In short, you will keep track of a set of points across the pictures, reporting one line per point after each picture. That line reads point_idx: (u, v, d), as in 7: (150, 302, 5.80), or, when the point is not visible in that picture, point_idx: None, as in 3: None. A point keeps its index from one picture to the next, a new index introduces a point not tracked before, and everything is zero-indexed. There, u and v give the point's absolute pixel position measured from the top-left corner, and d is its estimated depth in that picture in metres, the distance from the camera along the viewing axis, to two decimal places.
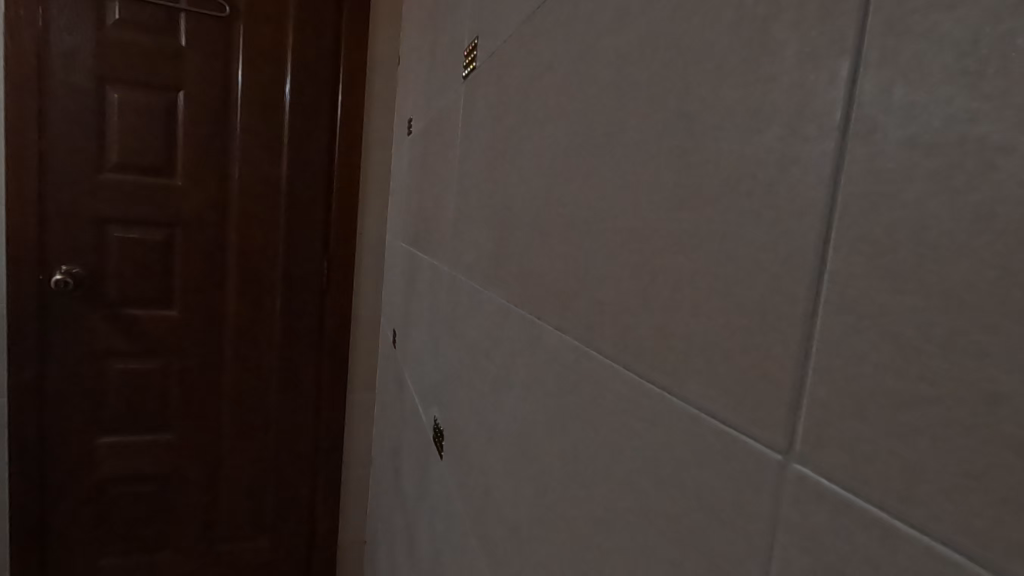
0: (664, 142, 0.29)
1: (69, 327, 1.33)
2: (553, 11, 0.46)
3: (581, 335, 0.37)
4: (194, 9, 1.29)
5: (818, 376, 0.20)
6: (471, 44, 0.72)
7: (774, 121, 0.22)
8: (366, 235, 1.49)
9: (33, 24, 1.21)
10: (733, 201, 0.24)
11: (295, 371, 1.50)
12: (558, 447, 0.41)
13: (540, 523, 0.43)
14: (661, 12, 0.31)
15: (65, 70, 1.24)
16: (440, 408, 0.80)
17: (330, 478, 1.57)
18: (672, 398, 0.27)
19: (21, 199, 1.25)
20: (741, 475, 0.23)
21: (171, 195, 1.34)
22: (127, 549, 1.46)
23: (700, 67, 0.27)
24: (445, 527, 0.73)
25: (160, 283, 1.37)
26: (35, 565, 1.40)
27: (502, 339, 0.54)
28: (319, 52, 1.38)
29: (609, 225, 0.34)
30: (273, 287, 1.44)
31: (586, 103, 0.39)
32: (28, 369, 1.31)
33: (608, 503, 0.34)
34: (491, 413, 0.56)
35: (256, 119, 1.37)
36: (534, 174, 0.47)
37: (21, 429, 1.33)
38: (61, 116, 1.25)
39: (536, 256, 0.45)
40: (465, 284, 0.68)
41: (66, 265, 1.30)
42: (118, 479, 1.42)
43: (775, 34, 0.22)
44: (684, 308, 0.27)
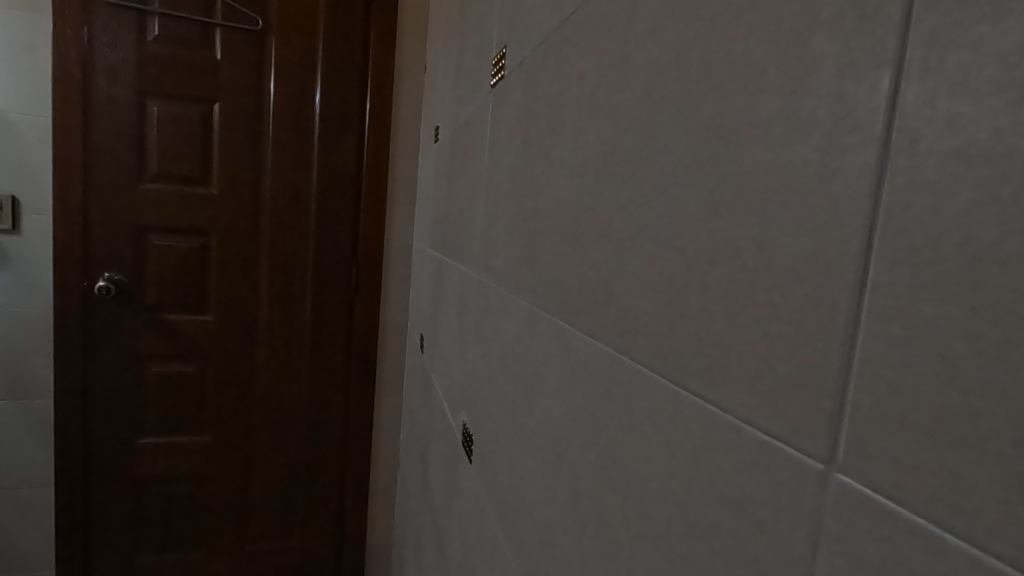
0: (699, 153, 0.29)
1: (110, 331, 1.38)
2: (583, 21, 0.46)
3: (614, 342, 0.38)
4: (228, 23, 1.33)
5: (860, 386, 0.20)
6: (500, 53, 0.73)
7: (813, 131, 0.22)
8: (394, 241, 1.52)
9: (78, 42, 1.27)
10: (771, 211, 0.24)
11: (325, 375, 1.53)
12: (591, 452, 0.41)
13: (572, 529, 0.44)
14: (694, 23, 0.31)
15: (108, 86, 1.30)
16: (469, 413, 0.81)
17: (358, 480, 1.59)
18: (709, 406, 0.28)
19: (68, 209, 1.31)
20: (780, 484, 0.23)
21: (206, 203, 1.38)
22: (164, 548, 1.50)
23: (735, 79, 0.27)
24: (475, 531, 0.74)
25: (197, 290, 1.41)
26: (79, 561, 1.46)
27: (532, 345, 0.55)
28: (349, 63, 1.41)
29: (643, 233, 0.34)
30: (304, 293, 1.47)
31: (618, 112, 0.39)
32: (73, 372, 1.37)
33: (643, 509, 0.34)
34: (522, 419, 0.57)
35: (288, 128, 1.40)
36: (565, 182, 0.47)
37: (66, 430, 1.39)
38: (104, 129, 1.31)
39: (567, 264, 0.46)
40: (495, 291, 0.69)
41: (109, 272, 1.36)
42: (156, 480, 1.47)
43: (813, 44, 0.22)
44: (720, 317, 0.27)
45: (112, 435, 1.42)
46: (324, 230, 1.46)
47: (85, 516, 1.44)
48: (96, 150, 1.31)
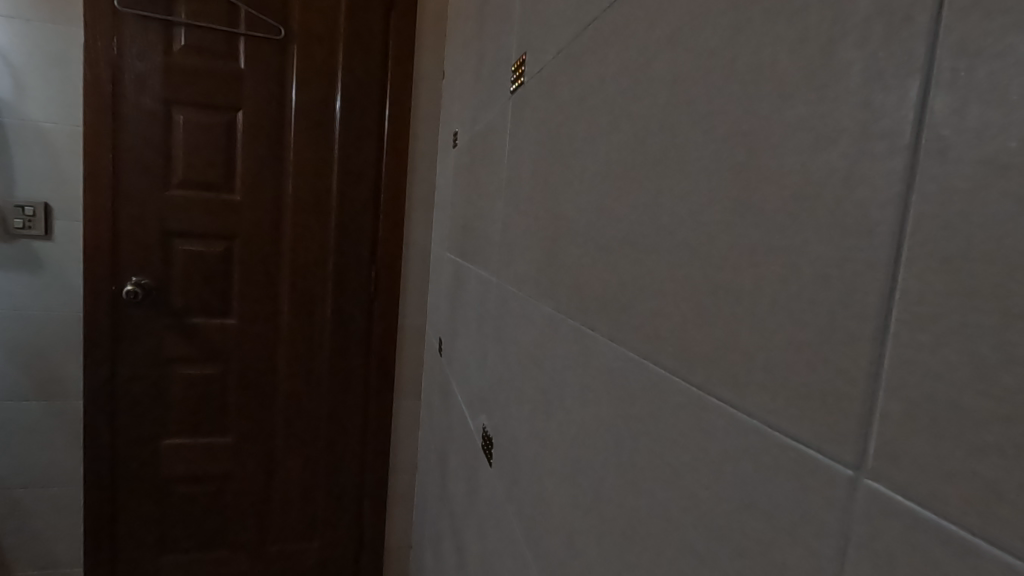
0: (724, 159, 0.30)
1: (138, 334, 1.42)
2: (604, 29, 0.47)
3: (638, 347, 0.38)
4: (252, 33, 1.36)
5: (890, 393, 0.20)
6: (520, 60, 0.74)
7: (840, 139, 0.22)
8: (412, 246, 1.53)
9: (109, 53, 1.31)
10: (798, 218, 0.24)
11: (345, 378, 1.54)
12: (613, 456, 0.41)
13: (594, 532, 0.44)
14: (718, 31, 0.31)
15: (137, 95, 1.33)
16: (488, 416, 0.81)
17: (377, 483, 1.60)
18: (735, 412, 0.28)
19: (98, 216, 1.35)
20: (808, 491, 0.23)
21: (231, 209, 1.41)
22: (189, 547, 1.53)
23: (760, 86, 0.27)
24: (495, 534, 0.74)
25: (221, 294, 1.44)
26: (107, 559, 1.49)
27: (554, 350, 0.55)
28: (368, 70, 1.43)
29: (666, 239, 0.35)
30: (324, 297, 1.49)
31: (640, 119, 0.39)
32: (101, 373, 1.41)
33: (666, 512, 0.34)
34: (543, 421, 0.57)
35: (309, 135, 1.43)
36: (587, 187, 0.48)
37: (95, 430, 1.43)
38: (133, 138, 1.35)
39: (589, 268, 0.46)
40: (515, 295, 0.69)
41: (136, 276, 1.39)
42: (181, 480, 1.50)
43: (840, 54, 0.23)
44: (745, 322, 0.27)
45: (139, 436, 1.46)
46: (344, 235, 1.48)
47: (113, 515, 1.48)
48: (125, 158, 1.35)
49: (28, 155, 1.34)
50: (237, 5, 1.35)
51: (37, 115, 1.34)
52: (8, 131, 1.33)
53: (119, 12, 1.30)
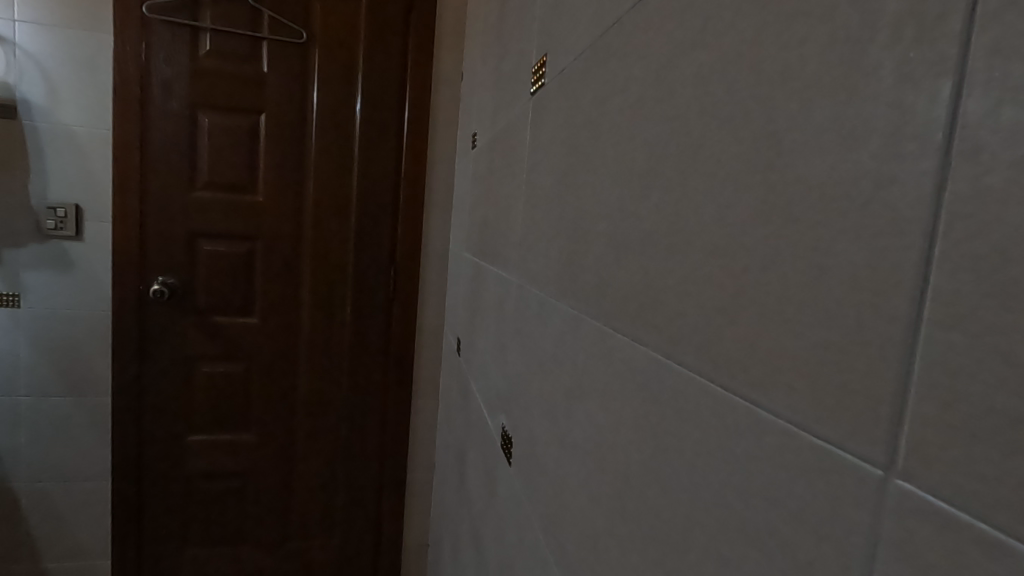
0: (749, 160, 0.30)
1: (164, 332, 1.45)
2: (626, 31, 0.47)
3: (661, 346, 0.38)
4: (274, 37, 1.39)
5: (921, 393, 0.20)
6: (540, 61, 0.74)
7: (869, 139, 0.22)
8: (431, 246, 1.54)
9: (137, 58, 1.34)
10: (827, 219, 0.24)
11: (364, 377, 1.56)
12: (636, 456, 0.41)
13: (615, 530, 0.44)
14: (743, 32, 0.31)
15: (164, 99, 1.36)
16: (508, 416, 0.82)
17: (396, 482, 1.61)
18: (762, 412, 0.28)
19: (126, 217, 1.38)
20: (837, 491, 0.23)
21: (253, 210, 1.44)
22: (212, 542, 1.56)
23: (787, 87, 0.27)
24: (515, 533, 0.75)
25: (244, 293, 1.47)
26: (134, 551, 1.53)
27: (574, 350, 0.55)
28: (388, 72, 1.45)
29: (690, 240, 0.35)
30: (344, 297, 1.51)
31: (663, 119, 0.40)
32: (129, 370, 1.45)
33: (690, 511, 0.34)
34: (563, 420, 0.58)
35: (330, 137, 1.45)
36: (608, 188, 0.48)
37: (123, 425, 1.46)
38: (160, 140, 1.38)
39: (611, 269, 0.47)
40: (535, 295, 0.70)
41: (162, 276, 1.42)
42: (205, 475, 1.53)
43: (870, 54, 0.22)
44: (772, 322, 0.27)
45: (165, 432, 1.49)
46: (364, 235, 1.50)
47: (139, 509, 1.51)
48: (153, 160, 1.38)
49: (59, 158, 1.38)
50: (260, 9, 1.38)
51: (68, 119, 1.37)
52: (41, 134, 1.37)
53: (146, 18, 1.33)
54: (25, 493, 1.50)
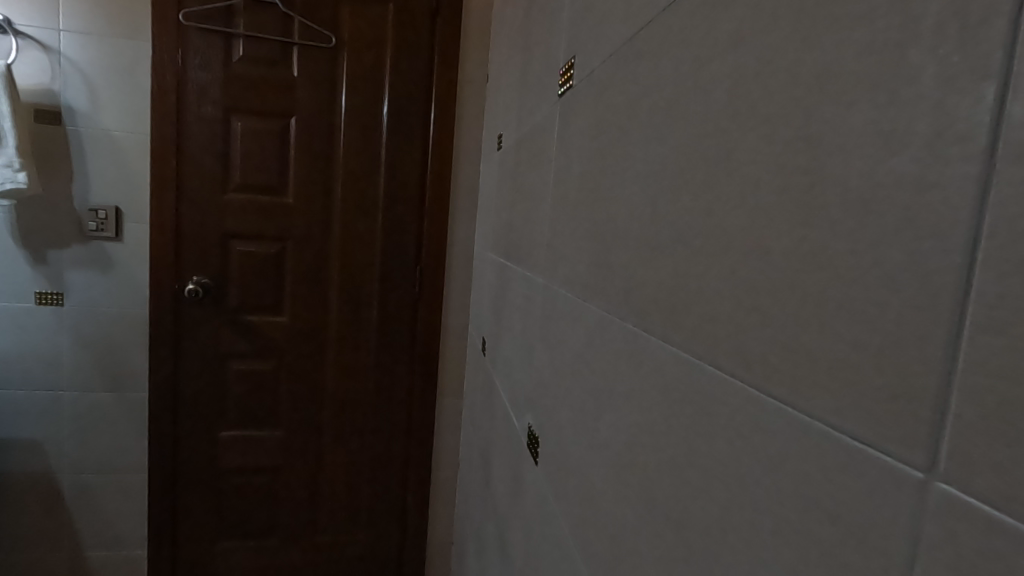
0: (785, 163, 0.30)
1: (198, 330, 1.49)
2: (657, 33, 0.47)
3: (692, 348, 0.38)
4: (305, 42, 1.42)
5: (964, 397, 0.20)
6: (567, 64, 0.75)
7: (911, 142, 0.22)
8: (455, 247, 1.56)
9: (173, 65, 1.38)
10: (866, 222, 0.24)
11: (390, 376, 1.59)
12: (667, 456, 0.41)
13: (645, 530, 0.45)
14: (779, 35, 0.31)
15: (198, 104, 1.40)
16: (534, 416, 0.82)
17: (421, 479, 1.64)
18: (797, 413, 0.28)
19: (163, 219, 1.43)
20: (876, 495, 0.23)
21: (283, 212, 1.47)
22: (243, 535, 1.60)
23: (824, 90, 0.27)
24: (542, 533, 0.75)
25: (274, 293, 1.51)
26: (168, 542, 1.57)
27: (603, 351, 0.56)
28: (414, 75, 1.47)
29: (723, 242, 0.35)
30: (371, 297, 1.54)
31: (695, 122, 0.40)
32: (165, 367, 1.49)
33: (723, 511, 0.34)
34: (591, 421, 0.58)
35: (358, 139, 1.47)
36: (639, 189, 0.49)
37: (159, 420, 1.51)
38: (195, 144, 1.42)
39: (641, 270, 0.47)
40: (562, 296, 0.70)
41: (197, 276, 1.47)
42: (236, 470, 1.57)
43: (912, 58, 0.22)
44: (808, 324, 0.27)
45: (199, 427, 1.54)
46: (390, 237, 1.52)
47: (174, 502, 1.56)
48: (187, 163, 1.42)
49: (101, 162, 1.43)
50: (291, 15, 1.41)
51: (110, 125, 1.43)
52: (84, 139, 1.42)
53: (183, 25, 1.38)
54: (68, 485, 1.55)
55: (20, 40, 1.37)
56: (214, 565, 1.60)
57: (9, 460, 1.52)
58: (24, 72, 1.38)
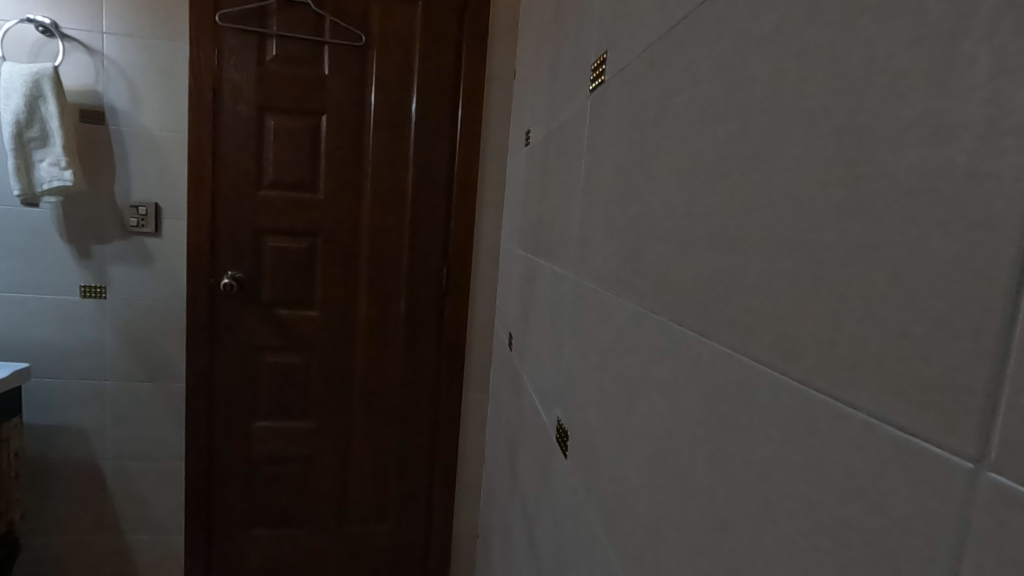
0: (829, 157, 0.30)
1: (233, 323, 1.54)
2: (693, 28, 0.47)
3: (731, 342, 0.39)
4: (336, 41, 1.45)
5: (1017, 388, 0.20)
6: (599, 59, 0.75)
7: (963, 134, 0.22)
8: (482, 243, 1.57)
9: (210, 65, 1.42)
10: (913, 214, 0.24)
11: (417, 369, 1.62)
12: (703, 449, 0.42)
13: (679, 522, 0.45)
14: (824, 28, 0.31)
15: (234, 103, 1.44)
16: (564, 410, 0.83)
17: (447, 472, 1.66)
18: (841, 405, 0.28)
19: (200, 215, 1.48)
20: (920, 485, 0.24)
21: (315, 208, 1.51)
22: (275, 523, 1.65)
23: (871, 82, 0.27)
24: (571, 525, 0.76)
25: (305, 287, 1.54)
26: (204, 528, 1.63)
27: (635, 344, 0.56)
28: (442, 72, 1.49)
29: (763, 235, 0.35)
30: (399, 291, 1.57)
31: (734, 116, 0.40)
32: (201, 358, 1.54)
33: (760, 502, 0.35)
34: (623, 414, 0.59)
35: (386, 136, 1.50)
36: (674, 185, 0.49)
37: (196, 409, 1.57)
38: (230, 143, 1.46)
39: (676, 265, 0.47)
40: (593, 290, 0.71)
41: (232, 271, 1.51)
42: (268, 460, 1.61)
43: (964, 48, 0.22)
44: (853, 316, 0.27)
45: (233, 417, 1.58)
46: (418, 232, 1.55)
47: (210, 489, 1.61)
48: (223, 161, 1.47)
49: (141, 160, 1.48)
50: (322, 14, 1.44)
51: (150, 124, 1.47)
52: (125, 138, 1.47)
53: (219, 26, 1.41)
54: (109, 472, 1.60)
55: (67, 43, 1.42)
56: (248, 551, 1.65)
57: (52, 447, 1.57)
58: (70, 74, 1.43)
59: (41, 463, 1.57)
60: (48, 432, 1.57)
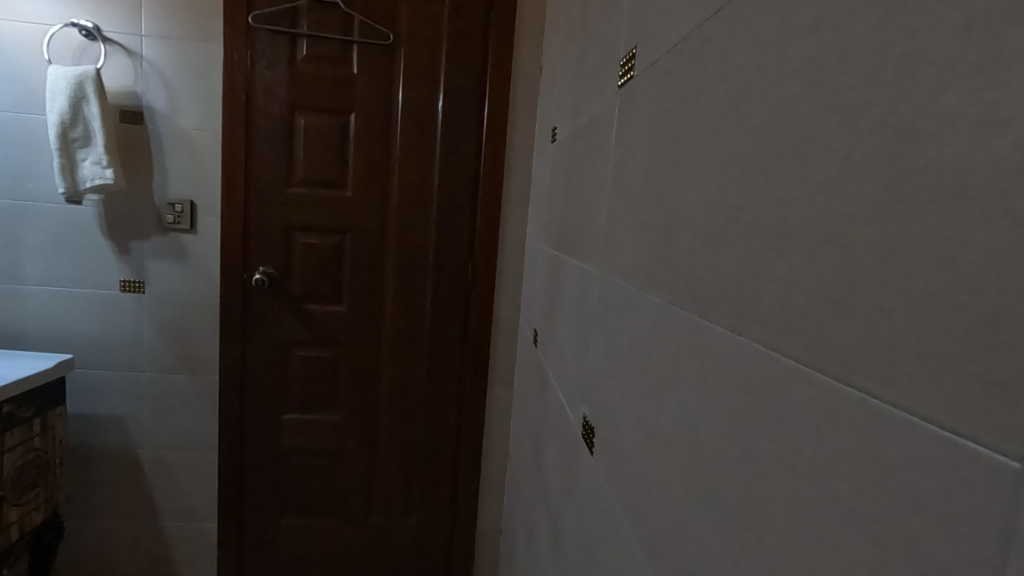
0: (869, 153, 0.29)
1: (264, 318, 1.57)
2: (727, 21, 0.47)
3: (764, 338, 0.38)
4: (364, 40, 1.47)
5: None
6: (628, 55, 0.74)
7: (1012, 127, 0.22)
8: (508, 240, 1.58)
9: (243, 65, 1.46)
10: (959, 210, 0.24)
11: (442, 365, 1.63)
12: (734, 447, 0.42)
13: (709, 521, 0.45)
14: (865, 19, 0.31)
15: (265, 103, 1.48)
16: (590, 407, 0.83)
17: (471, 468, 1.68)
18: (878, 403, 0.28)
19: (233, 212, 1.51)
20: (963, 486, 0.23)
21: (343, 205, 1.53)
22: (303, 514, 1.69)
23: (914, 75, 0.27)
24: (597, 522, 0.76)
25: (334, 283, 1.57)
26: (236, 517, 1.67)
27: (664, 342, 0.56)
28: (469, 69, 1.50)
29: (800, 232, 0.35)
30: (425, 288, 1.59)
31: (769, 111, 0.39)
32: (234, 351, 1.58)
33: (794, 501, 0.34)
34: (651, 411, 0.59)
35: (413, 134, 1.52)
36: (705, 181, 0.48)
37: (228, 401, 1.61)
38: (262, 142, 1.49)
39: (707, 261, 0.47)
40: (621, 287, 0.70)
41: (263, 267, 1.55)
42: (297, 452, 1.65)
43: (1014, 40, 0.22)
44: (892, 313, 0.27)
45: (264, 409, 1.62)
46: (444, 229, 1.56)
47: (241, 478, 1.66)
48: (255, 160, 1.50)
49: (177, 159, 1.52)
50: (351, 14, 1.46)
51: (185, 123, 1.51)
52: (162, 138, 1.51)
53: (252, 27, 1.44)
54: (146, 460, 1.66)
55: (108, 46, 1.47)
56: (277, 541, 1.69)
57: (94, 435, 1.64)
58: (112, 76, 1.48)
59: (83, 449, 1.64)
60: (90, 420, 1.63)
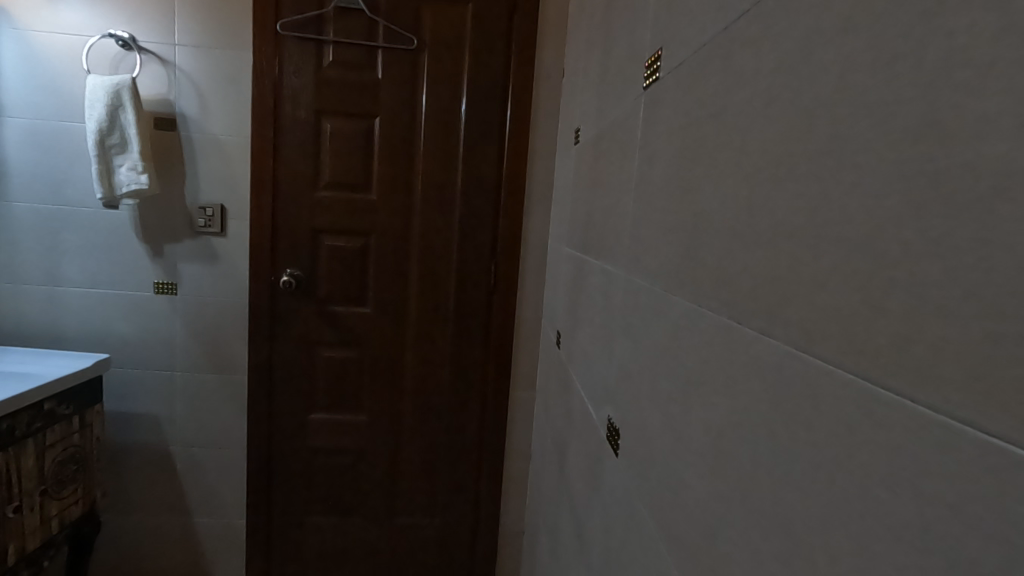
0: (902, 154, 0.29)
1: (291, 319, 1.60)
2: (755, 22, 0.47)
3: (795, 341, 0.38)
4: (389, 45, 1.49)
5: None
6: (653, 56, 0.74)
7: None
8: (530, 241, 1.59)
9: (272, 72, 1.49)
10: (997, 211, 0.24)
11: (465, 366, 1.64)
12: (764, 450, 0.41)
13: (738, 524, 0.44)
14: (898, 21, 0.30)
15: (293, 108, 1.51)
16: (615, 409, 0.83)
17: (494, 467, 1.68)
18: (912, 405, 0.28)
19: (261, 215, 1.55)
20: (1000, 488, 0.23)
21: (368, 208, 1.56)
22: (329, 511, 1.71)
23: (949, 76, 0.26)
24: (622, 523, 0.76)
25: (358, 284, 1.59)
26: (264, 513, 1.71)
27: (691, 344, 0.56)
28: (492, 72, 1.51)
29: (831, 233, 0.35)
30: (448, 288, 1.60)
31: (800, 112, 0.39)
32: (261, 351, 1.62)
33: (825, 505, 0.34)
34: (678, 414, 0.58)
35: (437, 137, 1.53)
36: (733, 183, 0.48)
37: (257, 399, 1.65)
38: (290, 146, 1.53)
39: (736, 263, 0.47)
40: (647, 288, 0.70)
41: (290, 269, 1.58)
42: (323, 451, 1.68)
43: None
44: (928, 314, 0.27)
45: (291, 408, 1.65)
46: (467, 231, 1.57)
47: (269, 475, 1.69)
48: (283, 164, 1.54)
49: (208, 163, 1.56)
50: (376, 20, 1.48)
51: (215, 129, 1.55)
52: (194, 143, 1.55)
53: (280, 35, 1.48)
54: (178, 457, 1.70)
55: (143, 55, 1.51)
56: (304, 538, 1.72)
57: (129, 432, 1.68)
58: (146, 84, 1.53)
59: (119, 446, 1.69)
60: (125, 418, 1.68)
